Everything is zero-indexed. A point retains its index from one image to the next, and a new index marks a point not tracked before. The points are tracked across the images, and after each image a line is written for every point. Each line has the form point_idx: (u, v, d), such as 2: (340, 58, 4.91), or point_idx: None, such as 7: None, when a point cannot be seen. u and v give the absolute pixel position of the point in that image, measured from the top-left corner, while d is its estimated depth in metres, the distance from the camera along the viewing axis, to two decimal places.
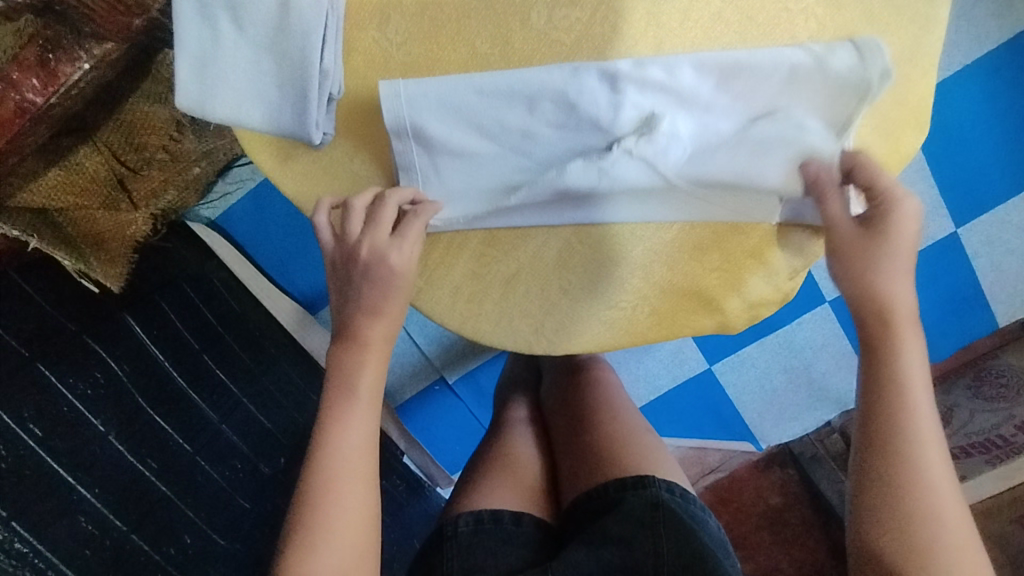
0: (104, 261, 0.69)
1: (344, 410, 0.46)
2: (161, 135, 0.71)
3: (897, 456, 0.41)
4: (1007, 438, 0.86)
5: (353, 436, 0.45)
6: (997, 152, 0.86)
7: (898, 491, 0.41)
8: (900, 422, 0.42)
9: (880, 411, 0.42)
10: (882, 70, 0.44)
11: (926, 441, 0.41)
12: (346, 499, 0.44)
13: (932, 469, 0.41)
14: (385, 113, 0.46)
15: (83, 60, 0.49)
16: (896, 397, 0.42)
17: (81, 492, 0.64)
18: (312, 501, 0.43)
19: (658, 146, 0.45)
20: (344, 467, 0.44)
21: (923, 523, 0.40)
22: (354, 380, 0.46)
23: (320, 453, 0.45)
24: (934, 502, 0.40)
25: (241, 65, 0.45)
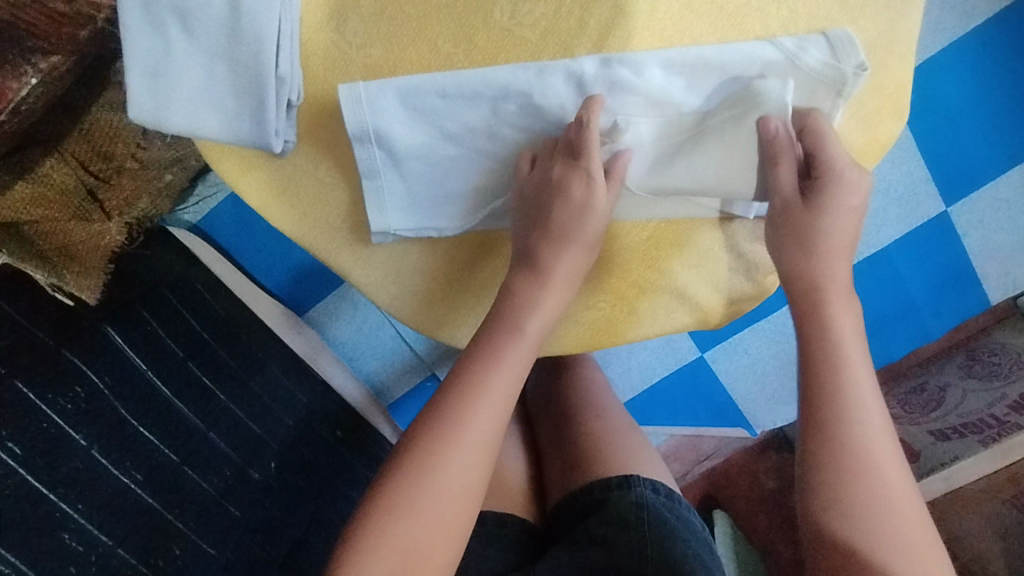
0: (77, 274, 0.69)
1: (478, 397, 0.44)
2: (128, 144, 0.69)
3: (847, 454, 0.42)
4: (999, 418, 0.87)
5: (480, 426, 0.43)
6: (986, 132, 0.83)
7: (847, 489, 0.42)
8: (846, 421, 0.43)
9: (823, 407, 0.44)
10: (859, 61, 0.43)
11: (872, 436, 0.43)
12: (472, 446, 0.43)
13: (878, 457, 0.42)
14: (347, 119, 0.45)
15: (29, 74, 0.48)
16: (837, 394, 0.44)
17: (65, 508, 0.64)
18: (412, 476, 0.42)
19: (623, 157, 0.45)
20: (467, 452, 0.43)
21: (880, 522, 0.41)
22: (502, 370, 0.45)
23: (441, 433, 0.43)
24: (891, 499, 0.42)
25: (194, 74, 0.44)
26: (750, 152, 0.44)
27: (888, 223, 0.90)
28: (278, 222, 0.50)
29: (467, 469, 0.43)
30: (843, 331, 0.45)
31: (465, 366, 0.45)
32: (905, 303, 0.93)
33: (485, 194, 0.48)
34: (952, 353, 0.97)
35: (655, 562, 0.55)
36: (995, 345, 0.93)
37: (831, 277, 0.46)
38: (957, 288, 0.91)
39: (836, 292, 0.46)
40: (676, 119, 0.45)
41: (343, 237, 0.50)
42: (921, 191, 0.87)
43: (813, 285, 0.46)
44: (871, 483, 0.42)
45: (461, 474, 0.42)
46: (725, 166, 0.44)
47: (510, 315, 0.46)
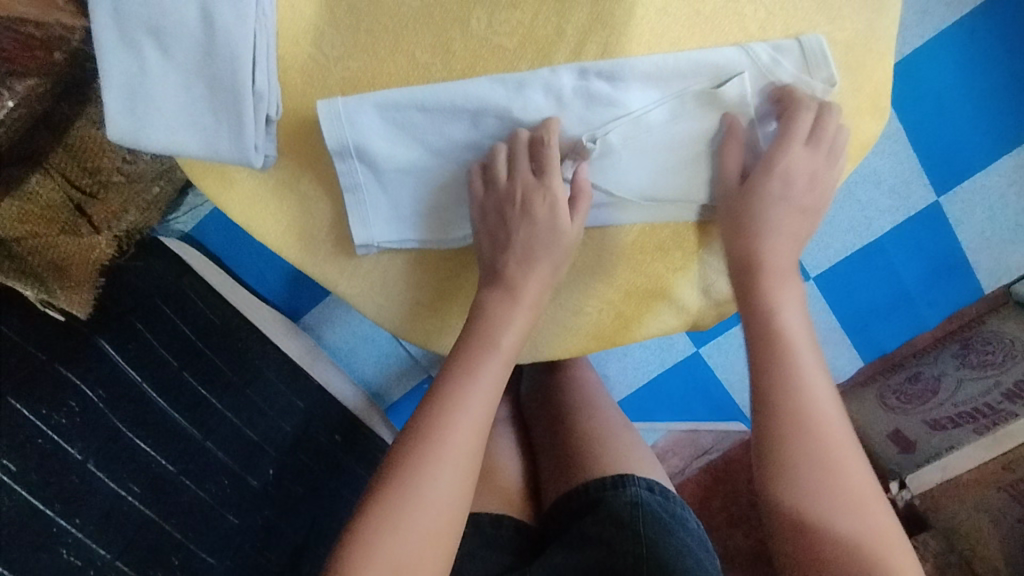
0: (67, 289, 0.68)
1: (449, 428, 0.44)
2: (112, 158, 0.69)
3: (816, 481, 0.42)
4: (993, 407, 0.86)
5: (454, 459, 0.44)
6: (973, 121, 0.83)
7: (823, 515, 0.41)
8: (814, 447, 0.43)
9: (797, 420, 0.43)
10: (828, 74, 0.46)
11: (841, 461, 0.43)
12: (453, 460, 0.44)
13: (849, 465, 0.43)
14: (327, 134, 0.45)
15: (8, 99, 0.48)
16: (807, 417, 0.43)
17: (62, 523, 0.64)
18: (387, 513, 0.42)
19: (600, 164, 0.47)
20: (442, 484, 0.43)
21: (856, 547, 0.40)
22: (471, 400, 0.45)
23: (416, 467, 0.43)
24: (866, 521, 0.41)
25: (172, 92, 0.44)
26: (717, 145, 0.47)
27: (880, 214, 0.89)
28: (263, 236, 0.50)
29: (443, 502, 0.43)
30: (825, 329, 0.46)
31: (434, 399, 0.45)
32: (899, 292, 0.93)
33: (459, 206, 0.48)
34: (947, 343, 0.96)
35: (649, 563, 0.54)
36: (989, 334, 0.92)
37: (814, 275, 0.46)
38: (950, 277, 0.92)
39: None
40: (649, 121, 0.46)
41: (328, 250, 0.50)
42: (912, 181, 0.87)
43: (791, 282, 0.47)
44: (843, 509, 0.41)
45: (442, 486, 0.43)
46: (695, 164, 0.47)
47: (479, 338, 0.47)
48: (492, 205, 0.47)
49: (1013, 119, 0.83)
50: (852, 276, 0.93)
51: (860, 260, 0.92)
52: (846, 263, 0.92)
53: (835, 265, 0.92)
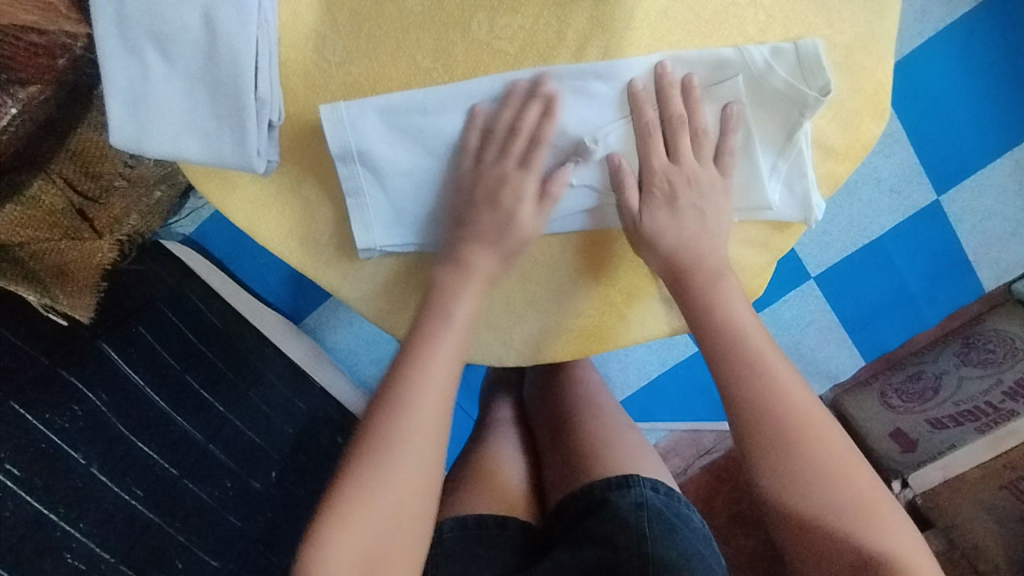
0: (71, 294, 0.68)
1: (410, 404, 0.44)
2: (115, 163, 0.70)
3: (793, 457, 0.43)
4: (995, 405, 0.86)
5: (421, 433, 0.44)
6: (973, 119, 0.84)
7: (811, 491, 0.42)
8: (787, 424, 0.44)
9: (770, 403, 0.44)
10: (823, 83, 0.44)
11: (819, 439, 0.44)
12: (416, 434, 0.44)
13: (826, 437, 0.44)
14: (329, 138, 0.45)
15: (9, 105, 0.49)
16: (776, 397, 0.44)
17: (65, 527, 0.64)
18: (356, 492, 0.42)
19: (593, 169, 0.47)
20: (410, 460, 0.44)
21: (836, 518, 0.42)
22: (432, 375, 0.46)
23: (382, 445, 0.43)
24: (847, 491, 0.42)
25: (175, 98, 0.44)
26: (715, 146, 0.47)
27: (880, 213, 0.89)
28: (266, 239, 0.50)
29: (412, 476, 0.43)
30: None
31: (395, 377, 0.46)
32: (899, 290, 0.93)
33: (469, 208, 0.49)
34: (948, 341, 0.94)
35: (656, 564, 0.55)
36: (992, 331, 0.90)
37: None
38: (951, 277, 0.91)
39: None
40: (644, 127, 0.45)
41: (330, 253, 0.51)
42: (913, 180, 0.87)
43: None
44: (821, 483, 0.42)
45: (407, 462, 0.43)
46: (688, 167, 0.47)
47: (435, 313, 0.48)
48: (494, 208, 0.47)
49: (1012, 118, 0.83)
50: (853, 275, 0.93)
51: (860, 259, 0.92)
52: (847, 262, 0.92)
53: (836, 265, 0.93)
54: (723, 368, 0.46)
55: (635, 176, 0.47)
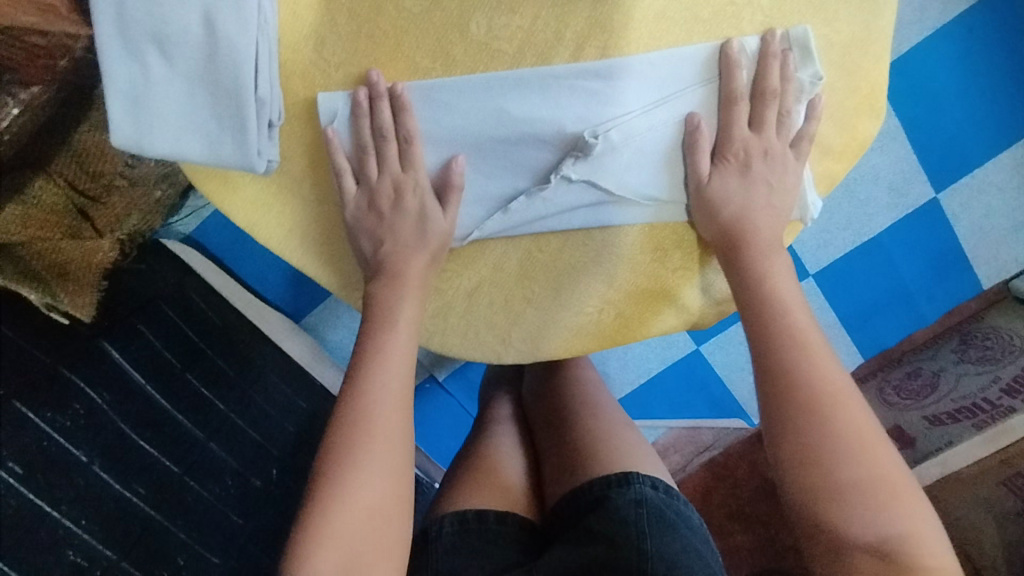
0: (73, 293, 0.71)
1: (371, 405, 0.45)
2: (115, 163, 0.68)
3: (813, 430, 0.42)
4: (992, 402, 0.84)
5: (385, 434, 0.45)
6: (972, 117, 0.84)
7: (834, 476, 0.41)
8: (809, 396, 0.43)
9: (791, 384, 0.44)
10: (814, 71, 0.46)
11: (843, 419, 0.43)
12: (383, 433, 0.45)
13: (851, 420, 0.42)
14: (324, 123, 0.47)
15: (10, 105, 0.52)
16: (797, 378, 0.44)
17: (67, 524, 0.68)
18: (330, 494, 0.42)
19: (596, 165, 0.47)
20: (377, 461, 0.44)
21: (854, 494, 0.41)
22: (385, 376, 0.47)
23: (347, 450, 0.44)
24: (868, 471, 0.41)
25: (175, 99, 0.44)
26: (714, 140, 0.48)
27: (878, 211, 0.90)
28: (266, 239, 0.50)
29: (382, 478, 0.44)
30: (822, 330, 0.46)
31: (353, 382, 0.47)
32: (898, 289, 0.94)
33: (481, 205, 0.49)
34: (947, 338, 0.97)
35: (654, 560, 0.56)
36: (987, 329, 0.93)
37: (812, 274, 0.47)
38: (950, 272, 0.92)
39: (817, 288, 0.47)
40: (642, 121, 0.46)
41: (330, 251, 0.51)
42: (910, 178, 0.88)
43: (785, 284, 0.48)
44: (841, 459, 0.41)
45: (376, 461, 0.44)
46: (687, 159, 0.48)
47: (379, 320, 0.48)
48: (427, 209, 0.48)
49: (1010, 115, 0.83)
50: (851, 273, 0.93)
51: (858, 257, 0.92)
52: (846, 260, 0.92)
53: (834, 263, 0.93)
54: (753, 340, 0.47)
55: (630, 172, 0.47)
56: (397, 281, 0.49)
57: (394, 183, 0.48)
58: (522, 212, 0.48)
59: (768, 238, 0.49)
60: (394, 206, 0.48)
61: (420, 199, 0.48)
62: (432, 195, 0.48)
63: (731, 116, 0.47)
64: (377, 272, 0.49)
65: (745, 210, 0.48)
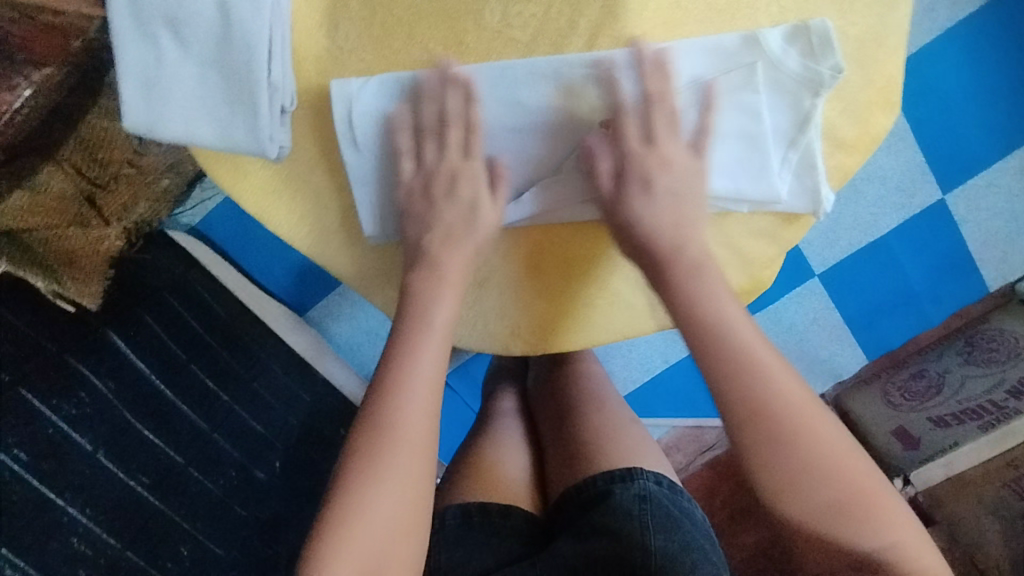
0: (78, 281, 0.71)
1: (397, 415, 0.44)
2: (123, 151, 0.70)
3: (790, 459, 0.40)
4: (997, 405, 0.85)
5: (410, 446, 0.43)
6: (979, 119, 0.84)
7: (814, 499, 0.40)
8: (782, 422, 0.41)
9: (760, 412, 0.41)
10: (835, 62, 0.44)
11: (815, 438, 0.41)
12: (406, 445, 0.43)
13: (822, 437, 0.41)
14: (337, 113, 0.47)
15: (22, 85, 0.50)
16: (764, 402, 0.41)
17: (73, 513, 0.64)
18: (351, 504, 0.42)
19: (607, 158, 0.47)
20: (400, 473, 0.43)
21: (838, 516, 0.40)
22: (413, 385, 0.45)
23: (369, 460, 0.43)
24: (849, 488, 0.40)
25: (187, 82, 0.44)
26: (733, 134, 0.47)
27: (885, 212, 0.89)
28: (276, 226, 0.50)
29: (403, 490, 0.43)
30: None
31: (379, 387, 0.45)
32: (904, 290, 0.93)
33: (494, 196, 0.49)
34: (952, 339, 0.94)
35: (659, 556, 0.56)
36: (995, 332, 0.89)
37: None
38: (957, 275, 0.91)
39: None
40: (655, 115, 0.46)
41: (337, 241, 0.51)
42: (917, 178, 0.88)
43: None
44: (818, 480, 0.40)
45: (400, 474, 0.43)
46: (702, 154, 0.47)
47: (413, 319, 0.47)
48: (479, 198, 0.48)
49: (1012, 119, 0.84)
50: (857, 273, 0.93)
51: (865, 257, 0.92)
52: (853, 260, 0.92)
53: (840, 263, 0.93)
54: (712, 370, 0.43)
55: (641, 166, 0.46)
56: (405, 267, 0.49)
57: (404, 171, 0.48)
58: (535, 205, 0.48)
59: None
60: (446, 193, 0.48)
61: (431, 187, 0.48)
62: (485, 185, 0.48)
63: None
64: None
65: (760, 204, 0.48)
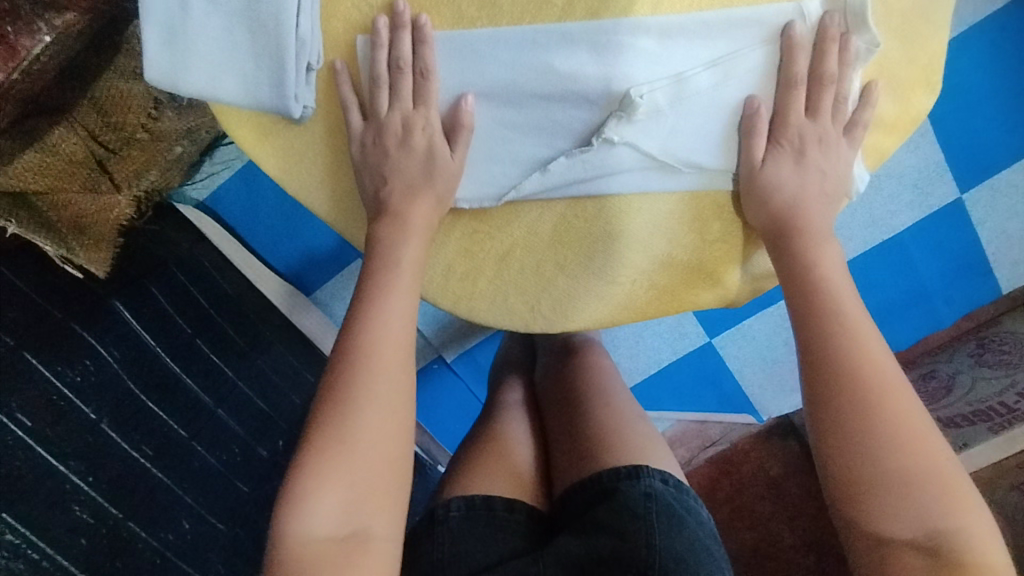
0: (87, 247, 0.69)
1: (372, 352, 0.44)
2: (138, 114, 0.69)
3: (858, 416, 0.41)
4: (1009, 406, 0.78)
5: (387, 381, 0.43)
6: (999, 117, 0.82)
7: (889, 471, 0.39)
8: (866, 383, 0.41)
9: (840, 373, 0.42)
10: (871, 36, 0.45)
11: (896, 408, 0.41)
12: (382, 380, 0.43)
13: (903, 412, 0.41)
14: (365, 74, 0.48)
15: (43, 32, 0.54)
16: (845, 364, 0.42)
17: (75, 480, 0.63)
18: (329, 442, 0.41)
19: (637, 127, 0.46)
20: (378, 404, 0.42)
21: (903, 487, 0.39)
22: (387, 320, 0.45)
23: (348, 391, 0.42)
24: (916, 462, 0.39)
25: (214, 35, 0.46)
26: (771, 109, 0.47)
27: (902, 209, 0.88)
28: (296, 191, 0.50)
29: (382, 421, 0.42)
30: (852, 309, 0.45)
31: (353, 327, 0.45)
32: (917, 290, 0.91)
33: (519, 165, 0.48)
34: (964, 341, 0.92)
35: (659, 556, 0.54)
36: (1005, 334, 0.87)
37: (823, 261, 0.47)
38: (968, 276, 0.90)
39: (828, 268, 0.47)
40: (690, 82, 0.45)
41: (360, 208, 0.50)
42: (936, 177, 0.86)
43: (821, 263, 0.47)
44: (893, 450, 0.39)
45: (377, 408, 0.42)
46: (732, 126, 0.47)
47: (382, 259, 0.47)
48: (447, 154, 0.47)
49: None
50: (871, 271, 0.91)
51: (880, 255, 0.90)
52: (866, 257, 0.91)
53: (856, 260, 0.91)
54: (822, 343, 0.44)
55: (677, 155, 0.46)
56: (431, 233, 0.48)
57: (428, 134, 0.47)
58: (564, 177, 0.47)
59: (800, 214, 0.48)
60: (400, 142, 0.47)
61: (457, 153, 0.48)
62: (443, 136, 0.47)
63: (790, 100, 0.47)
64: (399, 224, 0.47)
65: (798, 199, 0.48)
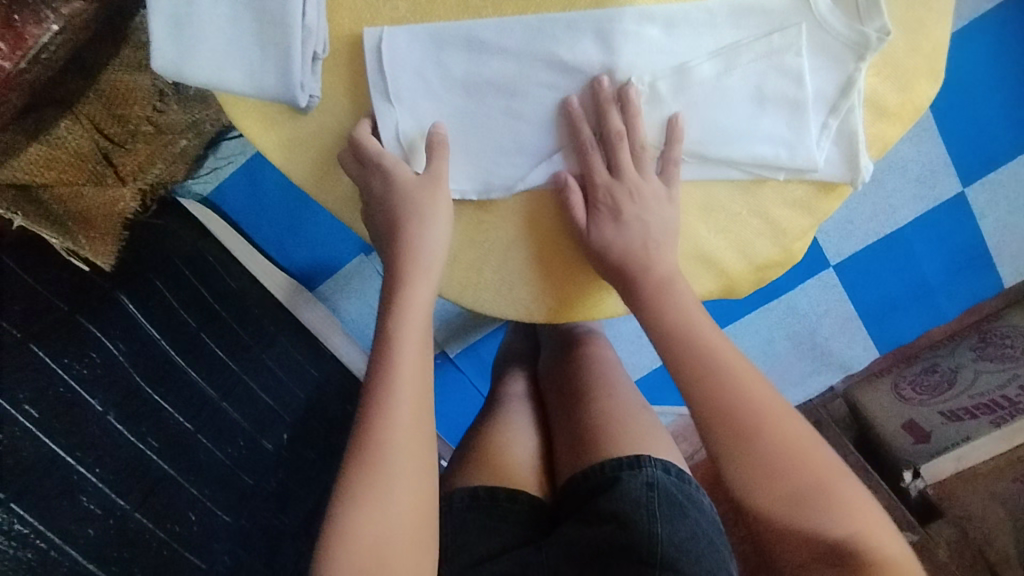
0: (94, 241, 0.70)
1: (387, 441, 0.43)
2: (144, 106, 0.70)
3: (753, 446, 0.42)
4: (1011, 400, 0.82)
5: (402, 475, 0.43)
6: (1002, 111, 0.82)
7: (786, 492, 0.41)
8: (743, 410, 0.43)
9: (722, 408, 0.43)
10: (881, 24, 0.45)
11: (775, 425, 0.42)
12: (397, 473, 0.43)
13: (784, 427, 0.42)
14: (369, 65, 0.47)
15: (49, 21, 0.56)
16: (727, 398, 0.43)
17: (82, 471, 0.62)
18: (347, 547, 0.41)
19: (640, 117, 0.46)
20: (394, 498, 0.42)
21: (802, 503, 0.41)
22: (398, 405, 0.44)
23: (368, 472, 0.42)
24: (809, 476, 0.41)
25: (220, 24, 0.46)
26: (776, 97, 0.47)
27: (904, 203, 0.87)
28: (300, 179, 0.51)
29: (401, 515, 0.42)
30: None
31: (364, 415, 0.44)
32: (919, 285, 0.90)
33: (522, 155, 0.48)
34: (963, 335, 0.91)
35: (660, 544, 0.54)
36: (1009, 328, 0.87)
37: None
38: (971, 270, 0.89)
39: None
40: (693, 71, 0.46)
41: None
42: (938, 170, 0.86)
43: None
44: (784, 469, 0.41)
45: (394, 502, 0.42)
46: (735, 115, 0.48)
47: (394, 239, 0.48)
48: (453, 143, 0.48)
49: None
50: (872, 265, 0.90)
51: (881, 249, 0.89)
52: (870, 251, 0.90)
53: (858, 253, 0.90)
54: (701, 386, 0.44)
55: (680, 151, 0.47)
56: (439, 222, 0.48)
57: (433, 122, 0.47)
58: (565, 167, 0.48)
59: None
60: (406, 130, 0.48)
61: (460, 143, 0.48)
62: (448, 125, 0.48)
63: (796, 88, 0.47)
64: (405, 212, 0.47)
65: None
